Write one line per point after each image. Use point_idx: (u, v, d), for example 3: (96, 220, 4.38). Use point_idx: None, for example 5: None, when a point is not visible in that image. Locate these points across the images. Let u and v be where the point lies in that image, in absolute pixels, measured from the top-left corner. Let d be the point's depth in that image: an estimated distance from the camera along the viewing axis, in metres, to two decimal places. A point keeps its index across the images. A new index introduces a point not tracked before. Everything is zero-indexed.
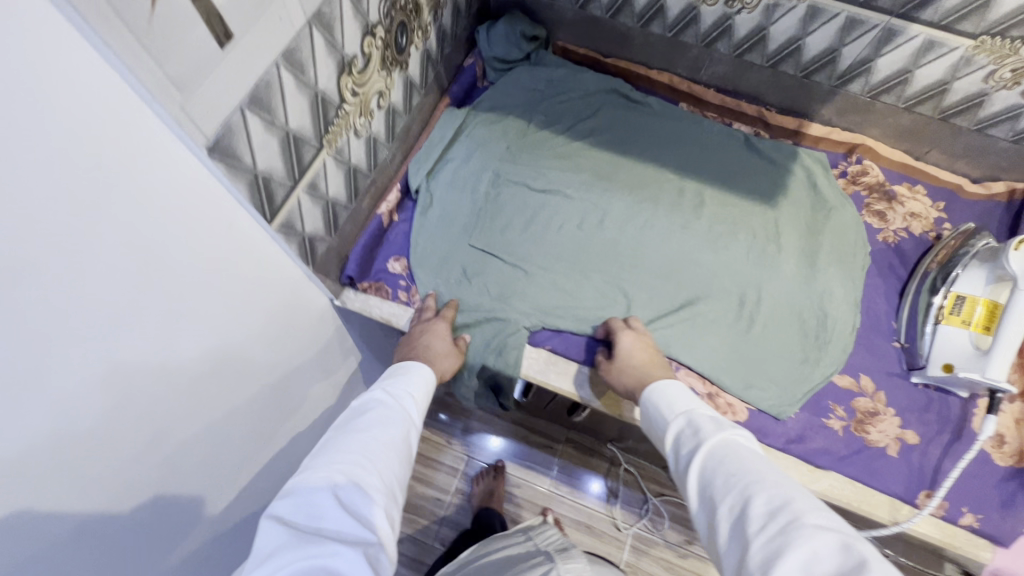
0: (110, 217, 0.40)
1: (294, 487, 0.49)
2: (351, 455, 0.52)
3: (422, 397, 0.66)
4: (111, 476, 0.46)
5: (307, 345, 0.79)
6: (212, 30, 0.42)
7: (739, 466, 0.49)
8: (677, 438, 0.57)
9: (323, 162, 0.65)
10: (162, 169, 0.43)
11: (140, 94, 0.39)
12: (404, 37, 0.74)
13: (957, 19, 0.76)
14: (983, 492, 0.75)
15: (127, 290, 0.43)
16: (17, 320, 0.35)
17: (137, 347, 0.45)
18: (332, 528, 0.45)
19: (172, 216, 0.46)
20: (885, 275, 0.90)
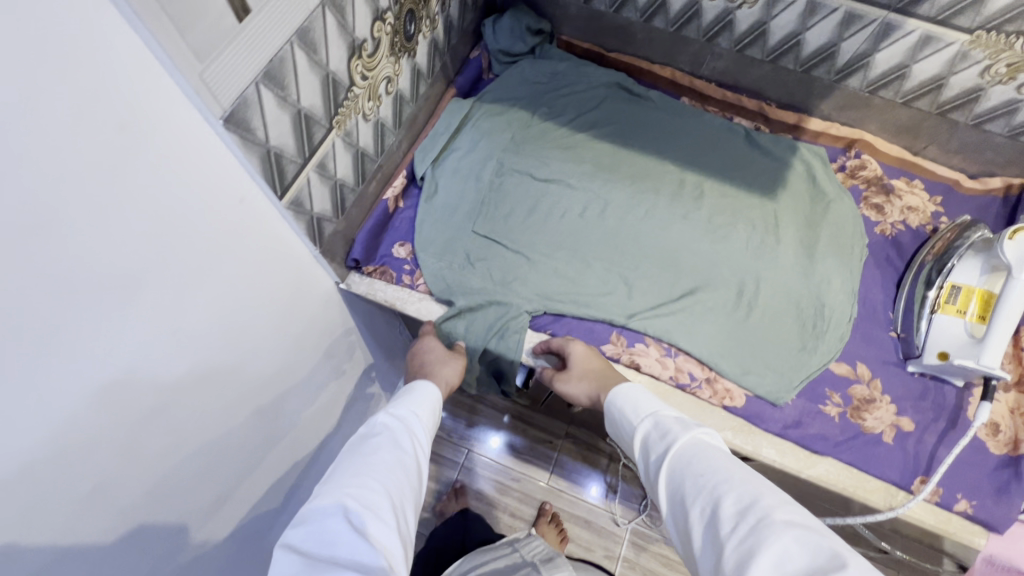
0: (128, 178, 0.42)
1: (304, 518, 0.49)
2: (361, 482, 0.53)
3: (429, 415, 0.67)
4: (121, 432, 0.48)
5: (313, 325, 0.81)
6: (230, 4, 0.44)
7: (707, 465, 0.50)
8: (645, 443, 0.58)
9: (333, 144, 0.67)
10: (179, 137, 0.45)
11: (163, 63, 0.41)
12: (412, 25, 0.76)
13: (952, 15, 0.77)
14: (977, 479, 0.76)
15: (140, 250, 0.45)
16: (37, 265, 0.37)
17: (147, 307, 0.47)
18: (344, 552, 0.46)
19: (185, 183, 0.48)
20: (882, 267, 0.91)
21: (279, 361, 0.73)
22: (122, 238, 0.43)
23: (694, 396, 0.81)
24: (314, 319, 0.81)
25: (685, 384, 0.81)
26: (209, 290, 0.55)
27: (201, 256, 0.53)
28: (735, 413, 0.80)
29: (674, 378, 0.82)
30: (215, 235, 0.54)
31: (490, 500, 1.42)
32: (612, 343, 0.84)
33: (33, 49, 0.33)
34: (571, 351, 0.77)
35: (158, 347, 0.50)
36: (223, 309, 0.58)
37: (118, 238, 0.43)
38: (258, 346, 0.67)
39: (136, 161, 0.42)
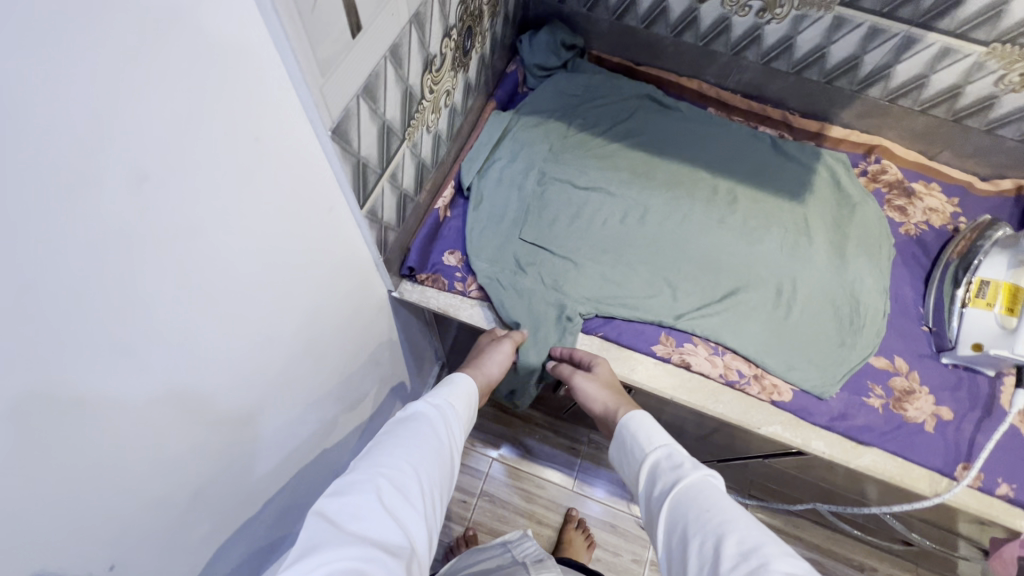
0: (248, 188, 0.45)
1: (340, 488, 0.51)
2: (394, 463, 0.55)
3: (466, 402, 0.68)
4: (219, 428, 0.50)
5: (366, 331, 0.83)
6: (348, 22, 0.46)
7: (712, 504, 0.53)
8: (652, 473, 0.61)
9: (403, 155, 0.70)
10: (292, 148, 0.48)
11: (292, 76, 0.44)
12: (469, 41, 0.79)
13: (972, 28, 0.84)
14: (1015, 464, 0.80)
15: (246, 255, 0.48)
16: (179, 267, 0.40)
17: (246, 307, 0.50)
18: (370, 530, 0.48)
19: (289, 192, 0.50)
20: (909, 265, 0.96)
21: (334, 366, 0.74)
22: (233, 241, 0.45)
23: (743, 392, 0.84)
24: (367, 324, 0.82)
25: (734, 381, 0.84)
26: (289, 292, 0.57)
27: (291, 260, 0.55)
28: (784, 407, 0.83)
29: (723, 375, 0.84)
30: (303, 242, 0.56)
31: (516, 507, 1.43)
32: (662, 343, 0.86)
33: (199, 69, 0.36)
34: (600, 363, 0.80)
35: (247, 349, 0.52)
36: (300, 311, 0.60)
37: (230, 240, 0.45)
38: (321, 352, 0.68)
39: (257, 168, 0.45)
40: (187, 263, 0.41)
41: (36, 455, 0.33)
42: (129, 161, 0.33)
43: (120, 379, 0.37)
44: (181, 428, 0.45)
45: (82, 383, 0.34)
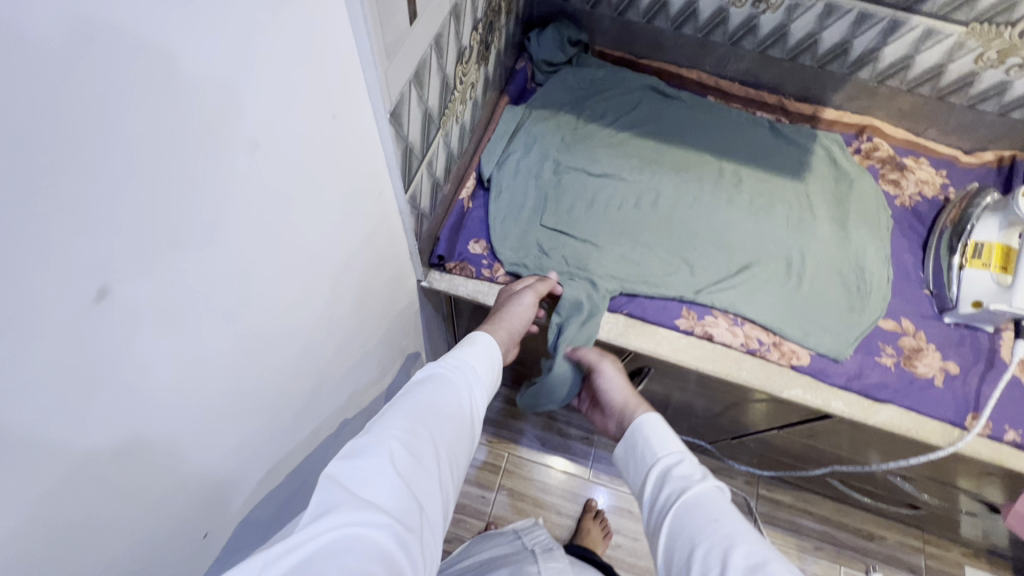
0: (324, 165, 0.48)
1: (354, 450, 0.49)
2: (409, 428, 0.52)
3: (486, 369, 0.66)
4: (276, 396, 0.52)
5: (399, 319, 0.85)
6: (407, 9, 0.50)
7: (721, 519, 0.53)
8: (656, 476, 0.61)
9: (438, 142, 0.73)
10: (357, 128, 0.51)
11: (363, 55, 0.47)
12: (490, 35, 0.83)
13: (952, 10, 0.91)
14: (1019, 412, 0.85)
15: (315, 230, 0.50)
16: (267, 235, 0.43)
17: (307, 281, 0.52)
18: (381, 497, 0.46)
19: (352, 171, 0.53)
20: (907, 233, 1.02)
21: (371, 351, 0.76)
22: (304, 215, 0.48)
23: (764, 359, 0.88)
24: (400, 311, 0.85)
25: (754, 348, 0.89)
26: (342, 273, 0.59)
27: (347, 238, 0.58)
28: (803, 370, 0.87)
29: (744, 344, 0.89)
30: (356, 224, 0.59)
31: (535, 499, 1.45)
32: (684, 317, 0.90)
33: (302, 49, 0.40)
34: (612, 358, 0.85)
35: (308, 324, 0.54)
36: (349, 291, 0.63)
37: (302, 217, 0.47)
38: (361, 334, 0.70)
39: (331, 144, 0.48)
40: (271, 232, 0.44)
41: (146, 398, 0.35)
42: (244, 129, 0.37)
43: (212, 334, 0.40)
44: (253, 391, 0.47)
45: (190, 334, 0.37)
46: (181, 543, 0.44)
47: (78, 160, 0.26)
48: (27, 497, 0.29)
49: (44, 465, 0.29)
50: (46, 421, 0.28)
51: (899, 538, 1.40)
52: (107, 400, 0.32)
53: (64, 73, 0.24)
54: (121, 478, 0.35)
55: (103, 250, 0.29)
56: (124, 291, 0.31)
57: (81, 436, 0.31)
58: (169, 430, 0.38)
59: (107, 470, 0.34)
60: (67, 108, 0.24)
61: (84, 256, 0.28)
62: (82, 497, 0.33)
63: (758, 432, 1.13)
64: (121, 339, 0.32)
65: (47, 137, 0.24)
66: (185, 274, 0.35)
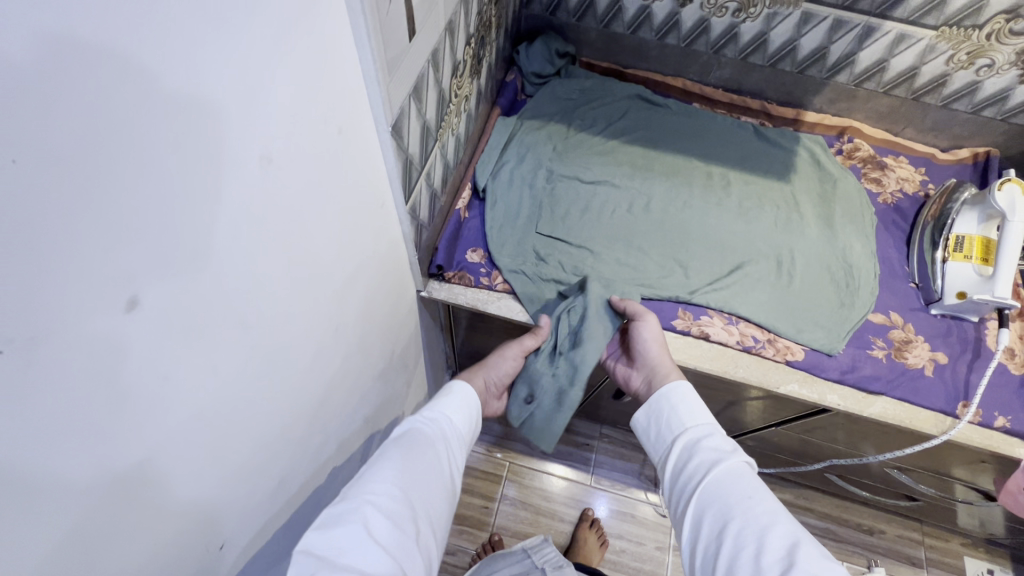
0: (330, 178, 0.49)
1: (328, 520, 0.50)
2: (383, 489, 0.54)
3: (461, 420, 0.69)
4: (286, 406, 0.53)
5: (401, 329, 0.86)
6: (407, 26, 0.51)
7: (756, 500, 0.54)
8: (686, 446, 0.63)
9: (435, 153, 0.75)
10: (359, 141, 0.52)
11: (365, 69, 0.48)
12: (482, 49, 0.85)
13: (922, 15, 0.95)
14: (1007, 398, 0.88)
15: (322, 242, 0.51)
16: (278, 245, 0.44)
17: (315, 291, 0.53)
18: (360, 561, 0.47)
19: (356, 185, 0.55)
20: (891, 230, 1.05)
21: (375, 361, 0.77)
22: (311, 227, 0.49)
23: (760, 356, 0.90)
24: (401, 322, 0.85)
25: (750, 346, 0.91)
26: (347, 283, 0.60)
27: (353, 249, 0.59)
28: (799, 366, 0.89)
29: (740, 342, 0.91)
30: (361, 236, 0.60)
31: (538, 508, 1.44)
32: (680, 318, 0.92)
33: (312, 68, 0.41)
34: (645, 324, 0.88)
35: (315, 334, 0.55)
36: (354, 302, 0.64)
37: (309, 229, 0.49)
38: (365, 345, 0.71)
39: (336, 157, 0.49)
40: (280, 244, 0.45)
41: (168, 409, 0.36)
42: (257, 141, 0.38)
43: (229, 346, 0.41)
44: (264, 402, 0.48)
45: (208, 345, 0.38)
46: (199, 553, 0.44)
47: (110, 178, 0.27)
48: (59, 499, 0.29)
49: (74, 469, 0.30)
50: (77, 425, 0.29)
51: (898, 532, 1.42)
52: (132, 404, 0.33)
53: (98, 89, 0.25)
54: (145, 485, 0.36)
55: (130, 262, 0.30)
56: (149, 296, 0.32)
57: (108, 440, 0.32)
58: (189, 436, 0.39)
59: (132, 479, 0.35)
60: (101, 118, 0.26)
61: (114, 268, 0.29)
62: (109, 502, 0.33)
63: (756, 430, 1.15)
64: (146, 345, 0.33)
65: (81, 146, 0.25)
66: (200, 284, 0.36)
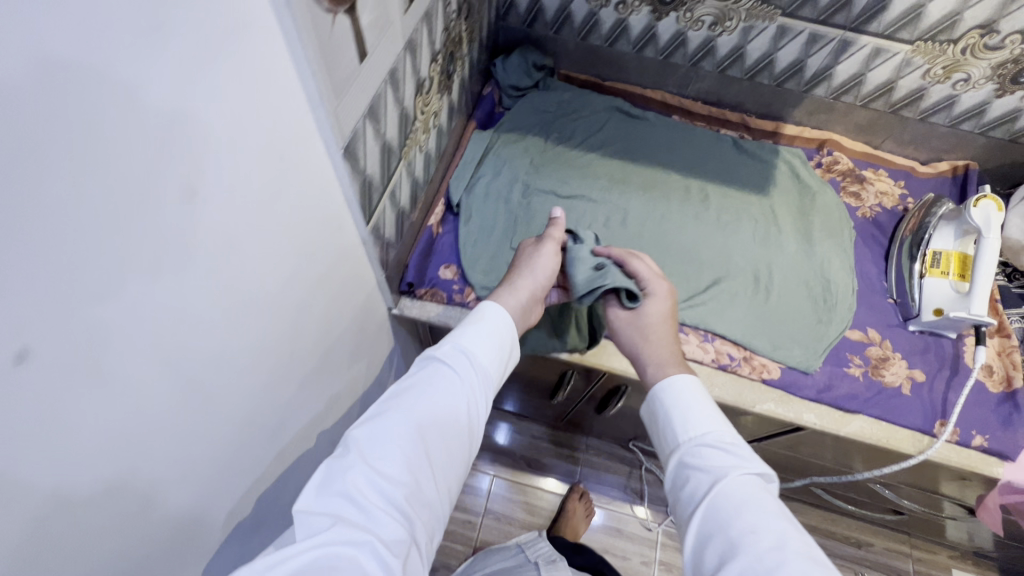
0: (275, 205, 0.48)
1: (325, 478, 0.49)
2: (382, 447, 0.51)
3: (484, 353, 0.62)
4: (229, 442, 0.50)
5: (369, 347, 0.84)
6: (355, 49, 0.50)
7: (765, 537, 0.47)
8: (682, 465, 0.57)
9: (400, 173, 0.73)
10: (308, 165, 0.51)
11: (309, 95, 0.46)
12: (451, 64, 0.84)
13: (896, 30, 0.93)
14: (985, 416, 0.87)
15: (267, 271, 0.50)
16: (215, 280, 0.42)
17: (264, 320, 0.51)
18: (353, 524, 0.46)
19: (306, 208, 0.53)
20: (870, 244, 1.04)
21: (340, 382, 0.75)
22: (253, 258, 0.47)
23: (735, 374, 0.89)
24: (368, 339, 0.84)
25: (726, 364, 0.89)
26: (302, 307, 0.59)
27: (307, 274, 0.58)
28: (774, 384, 0.88)
29: (716, 360, 0.90)
30: (314, 258, 0.58)
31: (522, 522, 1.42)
32: None
33: (241, 96, 0.39)
34: (651, 300, 0.73)
35: (265, 362, 0.53)
36: (311, 326, 0.62)
37: (253, 258, 0.47)
38: (326, 367, 0.70)
39: (281, 183, 0.47)
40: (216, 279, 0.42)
41: (82, 462, 0.34)
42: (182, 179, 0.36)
43: (155, 386, 0.39)
44: (202, 441, 0.46)
45: (129, 390, 0.36)
46: None
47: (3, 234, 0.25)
48: None
49: None
50: None
51: (887, 544, 1.40)
52: (41, 463, 0.31)
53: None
54: (54, 548, 0.33)
55: (28, 316, 0.28)
56: (59, 353, 0.30)
57: (11, 503, 0.29)
58: (108, 488, 0.37)
59: (40, 542, 0.32)
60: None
61: (11, 325, 0.27)
62: (28, 567, 0.32)
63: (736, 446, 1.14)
64: (54, 399, 0.31)
65: None
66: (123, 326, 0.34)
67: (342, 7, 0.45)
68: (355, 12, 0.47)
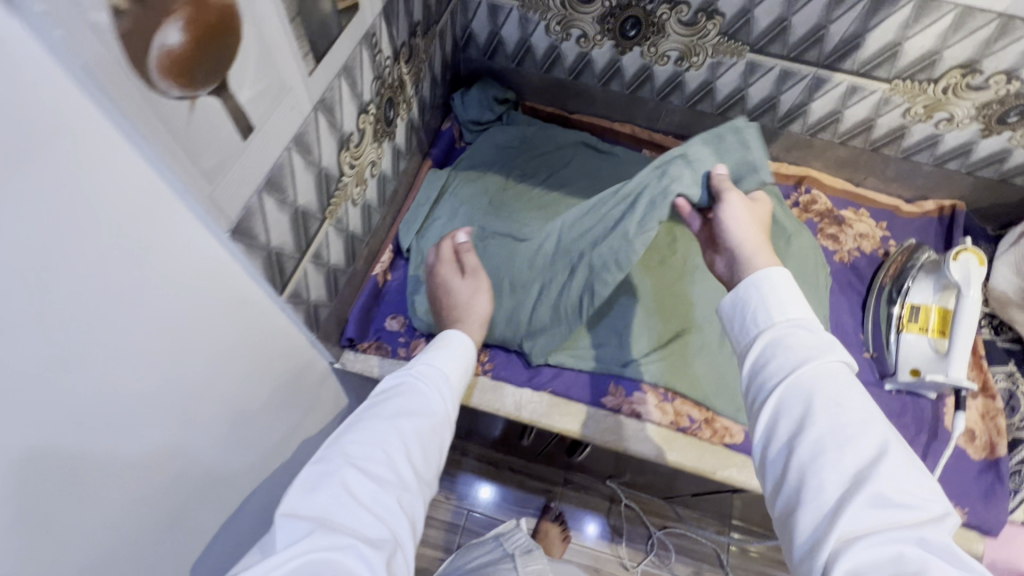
0: (145, 306, 0.42)
1: (309, 482, 0.51)
2: (365, 449, 0.54)
3: (452, 373, 0.68)
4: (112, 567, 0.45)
5: (310, 408, 0.79)
6: (236, 126, 0.45)
7: (848, 426, 0.43)
8: (769, 348, 0.50)
9: (326, 233, 0.69)
10: (188, 253, 0.46)
11: (169, 185, 0.41)
12: (391, 110, 0.79)
13: (872, 68, 0.87)
14: (965, 487, 0.81)
15: (146, 375, 0.44)
16: (61, 408, 0.37)
17: (150, 430, 0.46)
18: (343, 522, 0.49)
19: (190, 298, 0.47)
20: (846, 292, 0.98)
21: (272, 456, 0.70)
22: (122, 367, 0.42)
23: (695, 437, 0.84)
24: (309, 403, 0.79)
25: (685, 427, 0.84)
26: (209, 399, 0.54)
27: (210, 363, 0.52)
28: (737, 449, 0.83)
29: (675, 422, 0.84)
30: (218, 343, 0.53)
31: None
32: (612, 394, 0.87)
33: (71, 207, 0.34)
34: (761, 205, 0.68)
35: (160, 472, 0.48)
36: (226, 412, 0.57)
37: (122, 368, 0.42)
38: (253, 449, 0.64)
39: (150, 283, 0.42)
40: (60, 408, 0.37)
41: None
42: None
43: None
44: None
45: None
46: None
47: None
48: None
49: None
50: None
51: None
52: None
53: None
54: None
55: None
56: None
57: None
58: None
59: None
60: None
61: None
62: None
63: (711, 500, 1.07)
64: None
65: None
66: None
67: (205, 89, 0.40)
68: (228, 91, 0.43)
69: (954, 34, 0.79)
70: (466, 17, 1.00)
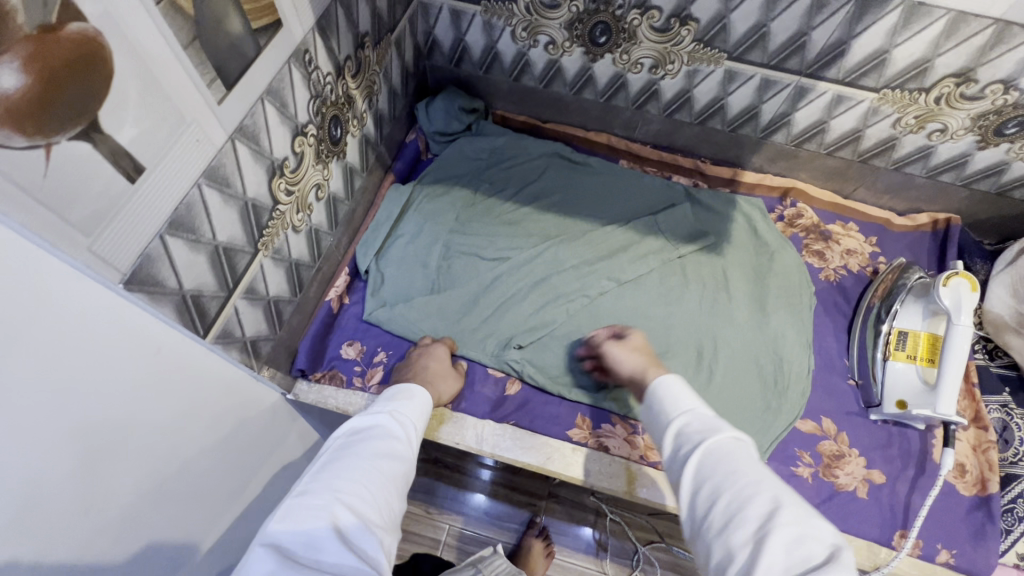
0: (37, 382, 0.37)
1: (291, 514, 0.46)
2: (351, 484, 0.49)
3: (421, 418, 0.64)
4: None
5: (270, 450, 0.74)
6: (119, 168, 0.41)
7: (748, 498, 0.41)
8: (674, 441, 0.49)
9: (260, 266, 0.64)
10: (85, 313, 0.40)
11: (35, 241, 0.35)
12: (338, 128, 0.74)
13: (859, 76, 0.81)
14: (953, 526, 0.76)
15: (49, 456, 0.38)
16: None
17: (50, 521, 0.39)
18: (326, 560, 0.43)
19: (101, 363, 0.42)
20: (832, 314, 0.93)
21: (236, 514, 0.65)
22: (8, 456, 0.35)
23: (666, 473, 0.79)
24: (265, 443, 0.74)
25: (656, 462, 0.79)
26: (138, 467, 0.48)
27: (133, 431, 0.47)
28: None
29: (645, 457, 0.78)
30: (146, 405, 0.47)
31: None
32: (578, 426, 0.82)
33: None
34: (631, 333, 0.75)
35: (76, 564, 0.42)
36: (161, 480, 0.51)
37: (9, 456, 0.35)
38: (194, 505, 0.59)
39: (40, 355, 0.36)
40: None
41: None
42: None
43: None
44: None
45: None
46: None
47: None
48: None
49: None
50: None
51: None
52: None
53: None
54: None
55: None
56: None
57: None
58: None
59: None
60: None
61: None
62: None
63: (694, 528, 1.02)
64: None
65: None
66: None
67: (63, 135, 0.36)
68: (100, 132, 0.38)
69: (946, 41, 0.73)
70: (427, 23, 0.94)
